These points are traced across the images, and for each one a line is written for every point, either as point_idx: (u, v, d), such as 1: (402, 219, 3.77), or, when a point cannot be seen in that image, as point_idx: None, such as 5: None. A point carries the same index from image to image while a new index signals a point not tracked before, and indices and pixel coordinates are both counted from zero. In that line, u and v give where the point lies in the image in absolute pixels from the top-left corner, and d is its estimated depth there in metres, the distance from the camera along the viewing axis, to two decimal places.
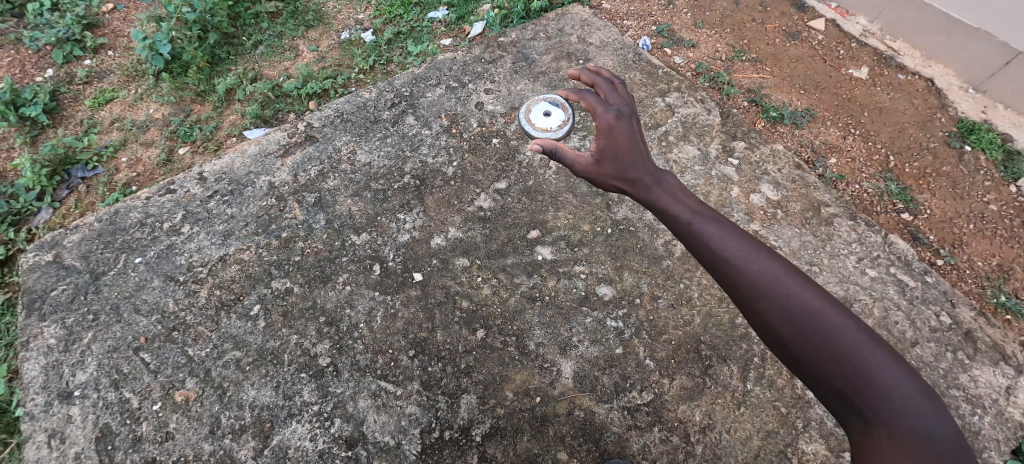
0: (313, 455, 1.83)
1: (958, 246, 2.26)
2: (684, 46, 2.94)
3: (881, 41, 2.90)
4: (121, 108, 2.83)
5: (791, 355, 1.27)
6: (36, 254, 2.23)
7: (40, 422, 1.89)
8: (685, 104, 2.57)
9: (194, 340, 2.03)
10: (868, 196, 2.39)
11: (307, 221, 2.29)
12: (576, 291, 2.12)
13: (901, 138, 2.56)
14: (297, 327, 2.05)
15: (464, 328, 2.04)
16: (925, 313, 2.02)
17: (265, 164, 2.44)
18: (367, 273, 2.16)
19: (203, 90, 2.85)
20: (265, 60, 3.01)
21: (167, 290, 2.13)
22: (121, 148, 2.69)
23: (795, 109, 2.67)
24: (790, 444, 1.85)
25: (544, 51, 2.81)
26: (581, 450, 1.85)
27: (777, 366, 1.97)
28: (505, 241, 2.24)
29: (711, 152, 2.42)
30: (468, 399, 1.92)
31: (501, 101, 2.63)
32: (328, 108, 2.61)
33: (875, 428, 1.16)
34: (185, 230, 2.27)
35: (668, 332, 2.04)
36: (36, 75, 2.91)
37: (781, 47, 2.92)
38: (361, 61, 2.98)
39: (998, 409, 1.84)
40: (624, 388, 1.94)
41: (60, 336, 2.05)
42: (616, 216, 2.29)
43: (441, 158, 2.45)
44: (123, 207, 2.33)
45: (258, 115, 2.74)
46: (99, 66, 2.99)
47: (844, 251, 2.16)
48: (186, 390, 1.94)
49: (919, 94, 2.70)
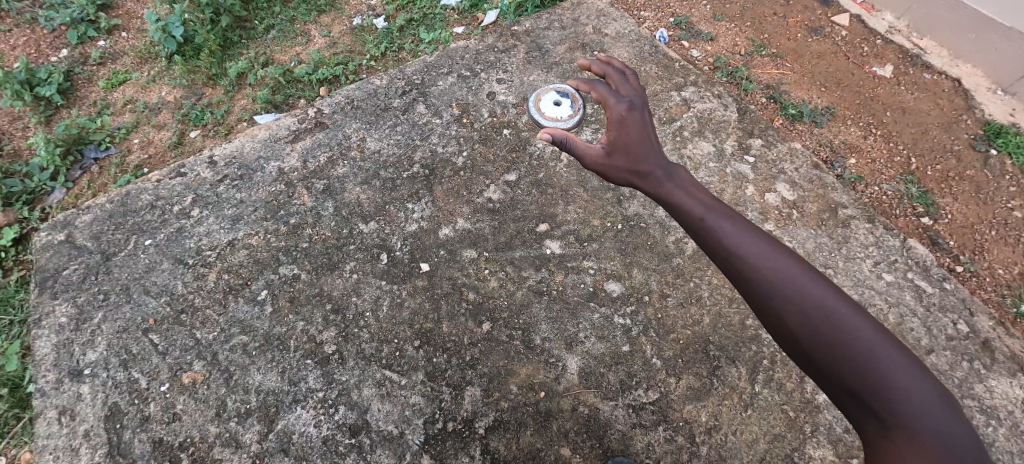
0: (317, 442, 1.83)
1: (978, 253, 2.20)
2: (702, 39, 2.88)
3: (908, 38, 2.82)
4: (134, 91, 2.83)
5: (804, 355, 1.23)
6: (49, 233, 2.24)
7: (50, 399, 1.91)
8: (701, 99, 2.51)
9: (202, 323, 2.04)
10: (887, 198, 2.33)
11: (315, 208, 2.28)
12: (585, 287, 2.10)
13: (924, 139, 2.49)
14: (304, 314, 2.05)
15: (470, 320, 2.03)
16: (941, 321, 1.97)
17: (275, 150, 2.43)
18: (373, 262, 2.16)
19: (215, 74, 2.84)
20: (277, 45, 3.00)
21: (176, 273, 2.14)
22: (133, 129, 2.69)
23: (815, 107, 2.61)
24: (797, 449, 1.82)
25: (558, 42, 2.76)
26: (584, 447, 1.83)
27: (787, 369, 1.95)
28: (514, 234, 2.22)
29: (726, 148, 2.37)
30: (473, 392, 1.91)
31: (512, 92, 2.60)
32: (339, 94, 2.59)
33: (890, 429, 1.12)
34: (194, 214, 2.27)
35: (677, 331, 2.02)
36: (51, 55, 2.92)
37: (802, 43, 2.85)
38: (373, 48, 2.96)
39: (1013, 421, 1.80)
40: (629, 386, 1.92)
41: (71, 315, 2.06)
42: (627, 212, 2.27)
43: (451, 148, 2.43)
44: (134, 189, 2.33)
45: (269, 100, 2.73)
46: (112, 48, 2.98)
47: (861, 255, 2.11)
48: (193, 373, 1.95)
49: (945, 94, 2.62)
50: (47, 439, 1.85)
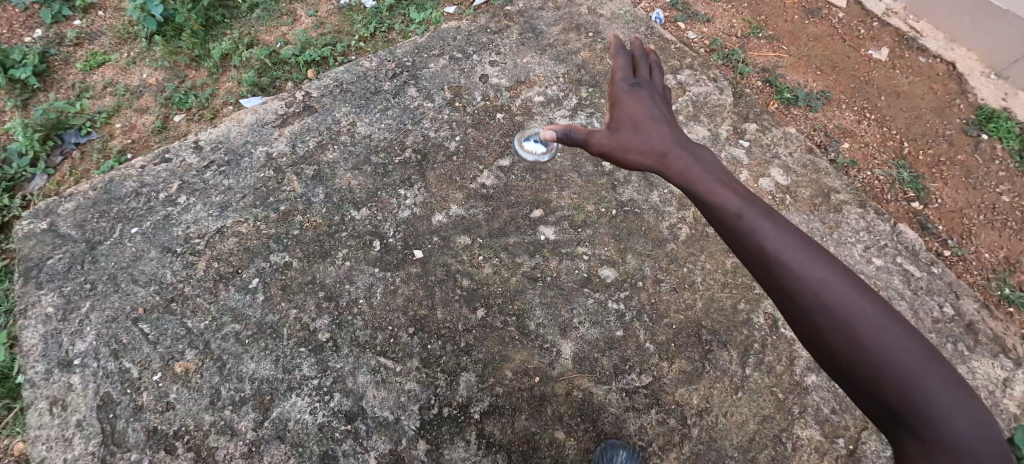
0: (313, 428, 1.84)
1: (966, 237, 2.23)
2: (698, 20, 2.84)
3: (904, 21, 2.81)
4: (114, 73, 2.73)
5: (840, 367, 1.14)
6: (32, 221, 2.19)
7: (41, 390, 1.89)
8: (697, 83, 2.49)
9: (193, 312, 2.02)
10: (879, 183, 2.34)
11: (306, 194, 2.24)
12: (579, 272, 2.10)
13: (917, 124, 2.50)
14: (297, 301, 2.04)
15: (464, 306, 2.03)
16: (928, 304, 2.01)
17: (262, 135, 2.37)
18: (366, 249, 2.14)
19: (198, 55, 2.75)
20: (262, 25, 2.91)
21: (164, 261, 2.11)
22: (115, 113, 2.61)
23: (810, 91, 2.60)
24: (784, 429, 1.86)
25: (552, 23, 2.72)
26: (578, 430, 1.86)
27: (777, 352, 1.98)
28: (508, 220, 2.20)
29: (722, 133, 2.36)
30: (467, 377, 1.92)
31: (506, 74, 2.55)
32: (328, 77, 2.53)
33: (928, 448, 1.05)
34: (181, 201, 2.22)
35: (670, 316, 2.03)
36: (25, 35, 2.80)
37: (799, 25, 2.82)
38: (361, 28, 2.87)
39: (994, 400, 1.85)
40: (623, 370, 1.94)
41: (58, 305, 2.03)
42: (622, 198, 2.26)
43: (443, 132, 2.39)
44: (118, 176, 2.28)
45: (255, 82, 2.65)
46: (90, 28, 2.88)
47: (851, 240, 2.13)
48: (186, 362, 1.93)
49: (939, 78, 2.62)
50: (39, 430, 1.83)
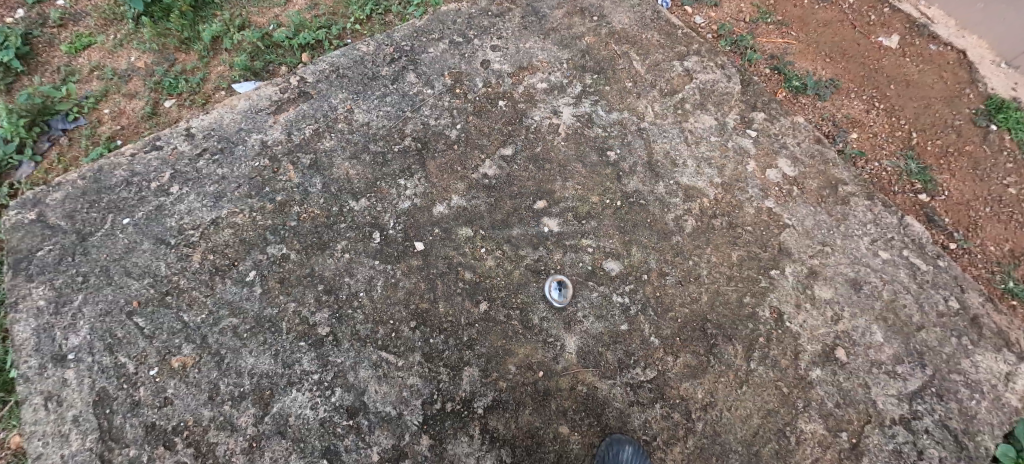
0: (314, 424, 1.81)
1: (972, 230, 2.22)
2: (705, 5, 2.80)
3: (915, 7, 2.75)
4: (100, 56, 2.62)
5: None
6: (18, 211, 2.11)
7: (34, 385, 1.84)
8: (704, 70, 2.48)
9: (189, 305, 1.97)
10: (887, 174, 2.33)
11: (303, 184, 2.18)
12: (583, 265, 2.07)
13: (925, 114, 2.46)
14: (295, 295, 1.99)
15: (467, 300, 2.00)
16: (933, 297, 2.01)
17: (257, 122, 2.29)
18: (366, 241, 2.09)
19: (187, 38, 2.65)
20: (254, 6, 2.80)
21: (158, 253, 2.05)
22: (102, 99, 2.51)
23: (819, 79, 2.56)
24: (789, 424, 1.83)
25: (556, 6, 2.66)
26: (582, 425, 1.85)
27: (783, 346, 1.94)
28: (511, 211, 2.16)
29: (729, 122, 2.36)
30: (470, 372, 1.90)
31: (507, 60, 2.48)
32: (323, 61, 2.44)
33: None
34: (174, 191, 2.15)
35: (675, 310, 2.01)
36: (6, 16, 2.68)
37: (809, 10, 2.78)
38: (357, 10, 2.76)
39: (995, 394, 1.86)
40: (627, 365, 1.93)
41: (50, 298, 1.96)
42: (627, 189, 2.21)
43: (444, 120, 2.32)
44: (107, 165, 2.20)
45: (247, 66, 2.54)
46: (73, 8, 2.75)
47: (858, 233, 2.13)
48: (183, 356, 1.89)
49: (949, 67, 2.57)
50: (34, 425, 1.78)
